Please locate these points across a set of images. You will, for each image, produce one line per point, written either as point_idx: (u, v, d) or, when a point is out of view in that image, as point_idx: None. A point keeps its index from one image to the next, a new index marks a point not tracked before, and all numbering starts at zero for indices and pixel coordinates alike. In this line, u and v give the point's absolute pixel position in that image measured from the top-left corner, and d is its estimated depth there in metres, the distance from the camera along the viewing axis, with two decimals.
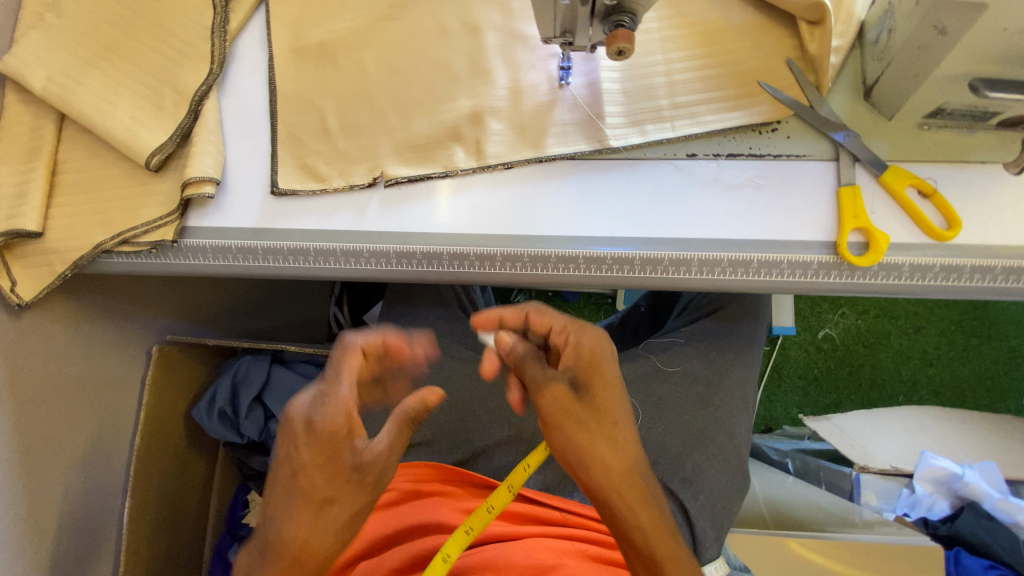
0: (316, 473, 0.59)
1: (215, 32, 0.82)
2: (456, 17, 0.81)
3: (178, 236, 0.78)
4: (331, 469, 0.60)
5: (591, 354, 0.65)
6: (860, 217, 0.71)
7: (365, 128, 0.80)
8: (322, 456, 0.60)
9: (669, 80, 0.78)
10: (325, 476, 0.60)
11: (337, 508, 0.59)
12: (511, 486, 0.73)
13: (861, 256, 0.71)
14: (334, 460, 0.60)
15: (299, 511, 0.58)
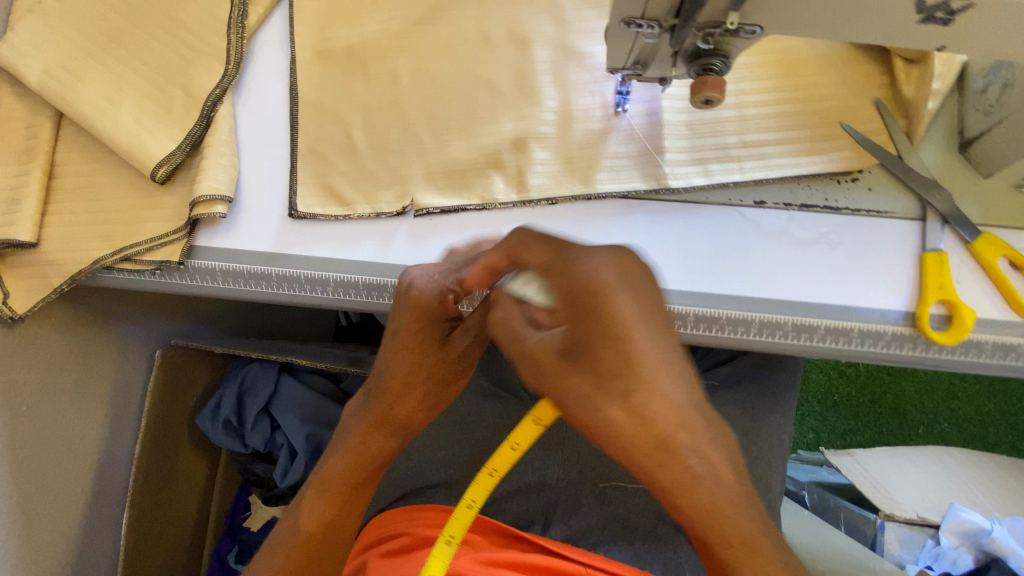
0: (348, 459, 0.61)
1: (232, 28, 0.73)
2: (503, 26, 0.72)
3: (185, 257, 0.71)
4: (372, 444, 0.60)
5: (586, 282, 0.40)
6: (943, 288, 0.64)
7: (395, 147, 0.71)
8: (378, 396, 0.59)
9: (739, 113, 0.69)
10: (362, 456, 0.61)
11: (345, 495, 0.62)
12: (493, 478, 0.63)
13: (941, 332, 0.64)
14: (377, 418, 0.59)
15: (329, 498, 0.62)
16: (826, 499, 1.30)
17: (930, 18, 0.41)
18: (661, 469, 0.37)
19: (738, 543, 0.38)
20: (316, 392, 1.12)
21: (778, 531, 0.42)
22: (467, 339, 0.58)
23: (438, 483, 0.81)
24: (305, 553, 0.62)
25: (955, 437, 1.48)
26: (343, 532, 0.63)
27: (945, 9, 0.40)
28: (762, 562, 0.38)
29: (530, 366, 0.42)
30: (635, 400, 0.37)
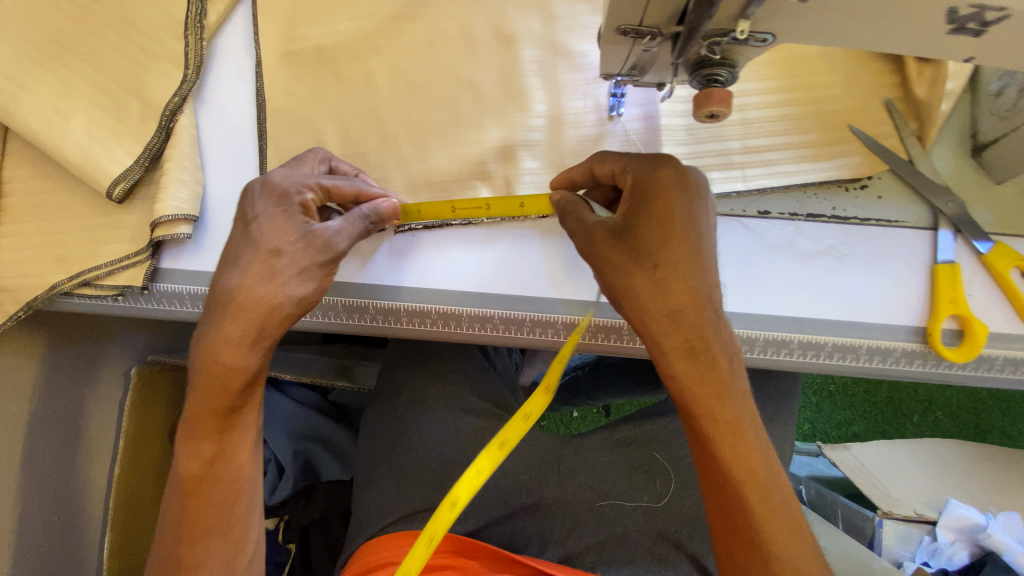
0: (206, 386, 0.54)
1: (190, 29, 0.67)
2: (486, 23, 0.67)
3: (149, 281, 0.66)
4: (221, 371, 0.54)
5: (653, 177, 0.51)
6: (956, 300, 0.60)
7: (372, 158, 0.66)
8: (227, 320, 0.54)
9: (742, 117, 0.65)
10: (216, 387, 0.54)
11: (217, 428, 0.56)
12: (456, 503, 0.54)
13: (952, 348, 0.61)
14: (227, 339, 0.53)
15: (200, 443, 0.56)
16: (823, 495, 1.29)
17: (962, 29, 0.36)
18: (664, 332, 0.50)
19: (686, 353, 0.50)
20: (301, 405, 1.07)
21: (737, 400, 0.50)
22: (343, 244, 0.57)
23: (429, 508, 0.76)
24: (189, 489, 0.56)
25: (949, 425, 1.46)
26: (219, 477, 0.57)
27: (979, 20, 0.36)
28: (716, 377, 0.49)
29: (583, 238, 0.54)
30: (660, 273, 0.49)
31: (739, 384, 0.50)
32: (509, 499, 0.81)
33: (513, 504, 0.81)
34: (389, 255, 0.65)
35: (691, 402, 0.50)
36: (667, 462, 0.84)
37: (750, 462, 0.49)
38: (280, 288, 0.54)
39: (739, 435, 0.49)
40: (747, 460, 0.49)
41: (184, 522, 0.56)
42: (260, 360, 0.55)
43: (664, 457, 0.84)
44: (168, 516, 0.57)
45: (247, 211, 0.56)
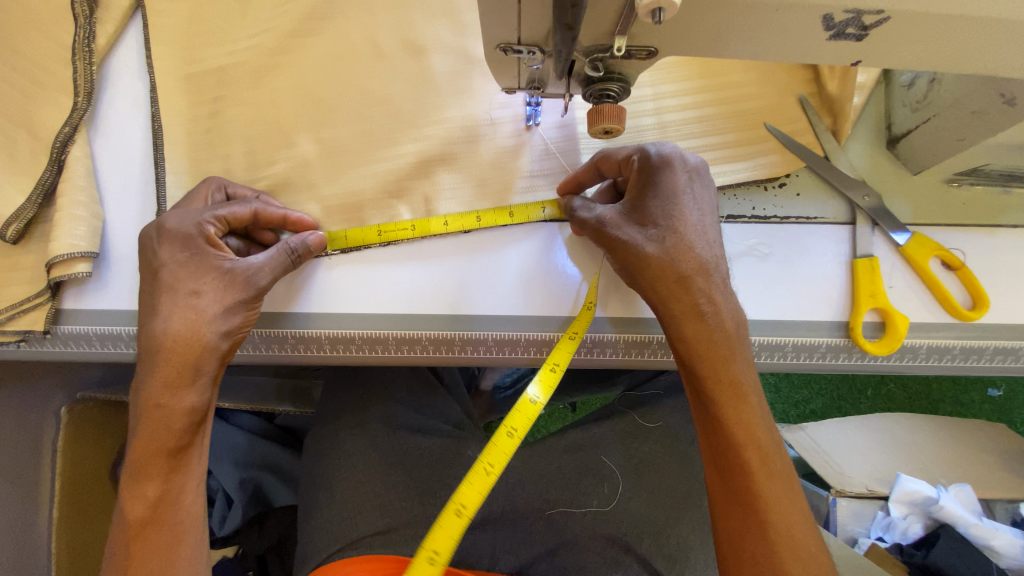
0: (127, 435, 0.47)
1: (77, 54, 0.63)
2: (395, 34, 0.64)
3: (52, 324, 0.62)
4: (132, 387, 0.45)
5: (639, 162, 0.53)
6: (875, 295, 0.61)
7: (283, 181, 0.63)
8: (163, 355, 0.52)
9: (660, 120, 0.64)
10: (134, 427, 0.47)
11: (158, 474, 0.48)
12: (462, 510, 0.55)
13: (875, 340, 0.61)
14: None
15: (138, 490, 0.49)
16: None
17: (842, 34, 0.35)
18: (671, 301, 0.52)
19: (692, 323, 0.52)
20: (247, 432, 1.01)
21: (736, 364, 0.52)
22: (267, 279, 0.56)
23: (375, 531, 0.73)
24: (132, 537, 0.51)
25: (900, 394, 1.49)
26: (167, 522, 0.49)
27: (856, 24, 0.34)
28: (714, 342, 0.51)
29: (592, 226, 0.54)
30: (669, 242, 0.52)
31: (741, 353, 0.52)
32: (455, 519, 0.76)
33: None
34: (298, 277, 0.62)
35: (698, 368, 0.51)
36: (614, 464, 0.84)
37: (749, 425, 0.50)
38: (207, 324, 0.53)
39: (743, 400, 0.51)
40: (744, 419, 0.50)
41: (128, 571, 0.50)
42: (206, 395, 0.54)
43: (612, 459, 0.84)
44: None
45: (152, 260, 0.54)
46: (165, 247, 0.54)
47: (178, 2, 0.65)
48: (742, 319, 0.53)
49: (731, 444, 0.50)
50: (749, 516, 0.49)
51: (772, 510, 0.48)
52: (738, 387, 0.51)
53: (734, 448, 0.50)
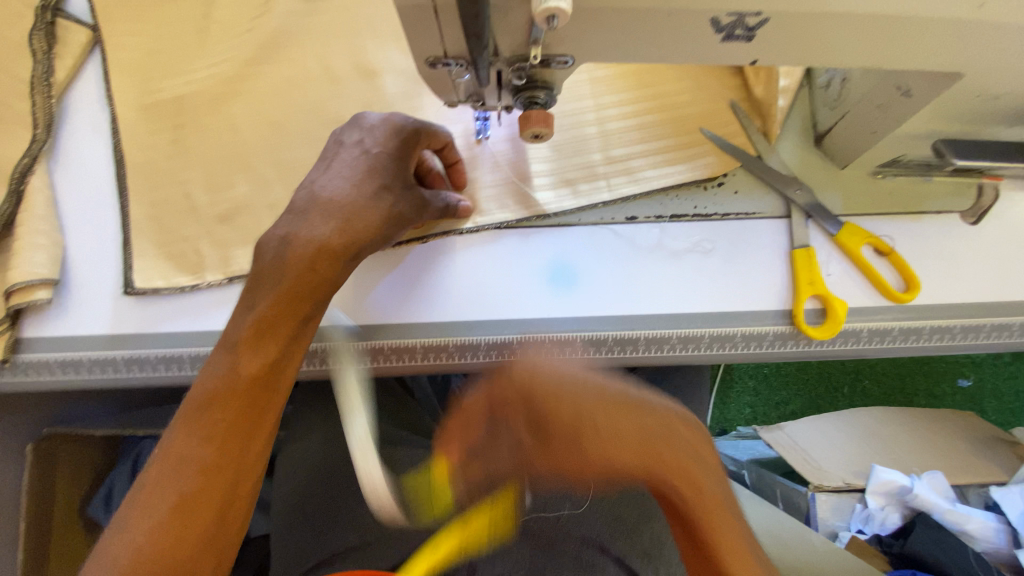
0: (227, 368, 0.55)
1: (36, 88, 0.65)
2: (347, 58, 0.67)
3: (11, 353, 0.62)
4: (274, 314, 0.55)
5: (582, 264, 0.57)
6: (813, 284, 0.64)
7: (243, 202, 0.65)
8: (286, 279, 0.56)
9: (602, 129, 0.68)
10: (246, 363, 0.55)
11: (250, 418, 0.55)
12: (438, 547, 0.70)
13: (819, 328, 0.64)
14: (291, 291, 0.56)
15: (207, 433, 0.53)
16: (761, 476, 1.32)
17: (732, 35, 0.38)
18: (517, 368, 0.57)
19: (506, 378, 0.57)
20: None
21: (626, 412, 0.54)
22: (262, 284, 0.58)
23: (351, 547, 0.74)
24: (201, 469, 0.52)
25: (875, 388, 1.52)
26: (229, 472, 0.54)
27: (743, 26, 0.37)
28: (540, 384, 0.55)
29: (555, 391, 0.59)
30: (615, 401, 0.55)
31: (623, 399, 0.54)
32: (435, 526, 0.78)
33: None
34: None
35: (544, 424, 0.54)
36: None
37: (626, 461, 0.52)
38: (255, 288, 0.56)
39: (633, 415, 0.54)
40: (592, 463, 0.52)
41: (180, 501, 0.51)
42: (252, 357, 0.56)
43: None
44: (119, 535, 0.51)
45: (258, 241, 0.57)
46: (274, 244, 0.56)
47: (137, 36, 0.67)
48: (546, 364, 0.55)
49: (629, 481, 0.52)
50: (694, 538, 0.52)
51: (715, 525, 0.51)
52: (600, 422, 0.53)
53: (656, 480, 0.53)
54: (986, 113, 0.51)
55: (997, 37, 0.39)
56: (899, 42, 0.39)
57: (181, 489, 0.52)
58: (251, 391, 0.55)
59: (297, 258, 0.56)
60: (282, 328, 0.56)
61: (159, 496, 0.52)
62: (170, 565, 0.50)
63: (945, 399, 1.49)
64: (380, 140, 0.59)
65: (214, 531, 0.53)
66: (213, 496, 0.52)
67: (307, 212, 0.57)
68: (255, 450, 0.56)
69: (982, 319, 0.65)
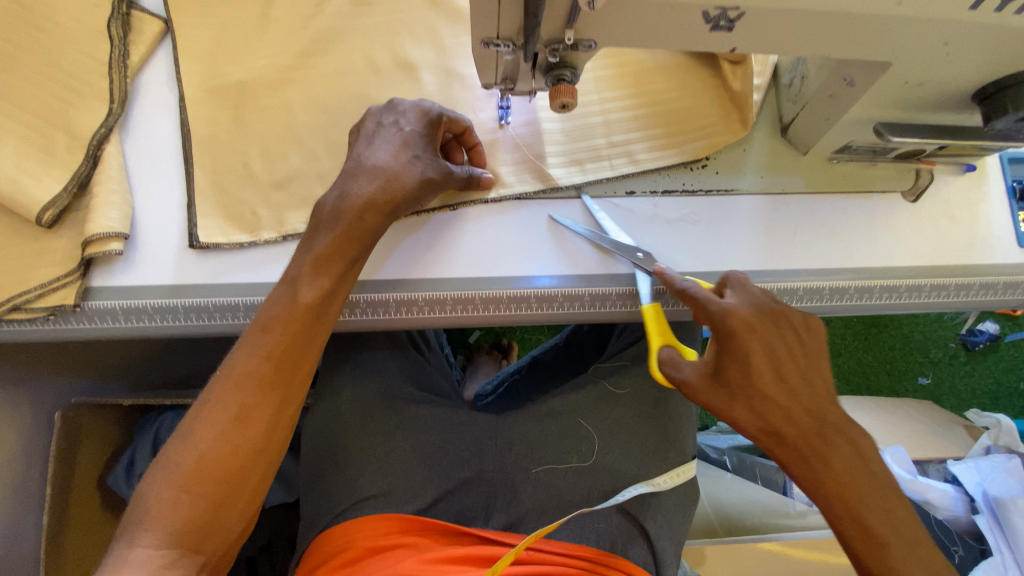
0: (286, 298, 0.64)
1: (114, 68, 0.74)
2: (387, 54, 0.79)
3: (81, 299, 0.69)
4: (328, 256, 0.64)
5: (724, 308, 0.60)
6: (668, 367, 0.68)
7: (295, 172, 0.74)
8: (341, 226, 0.64)
9: (605, 118, 0.80)
10: (301, 296, 0.64)
11: (299, 345, 0.64)
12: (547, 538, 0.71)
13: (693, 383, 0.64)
14: (344, 236, 0.65)
15: (263, 355, 0.63)
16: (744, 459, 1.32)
17: (718, 26, 0.50)
18: (702, 299, 0.62)
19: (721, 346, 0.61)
20: None
21: (764, 344, 0.60)
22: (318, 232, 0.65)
23: (377, 493, 0.81)
24: (259, 387, 0.62)
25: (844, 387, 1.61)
26: (279, 389, 0.64)
27: (726, 18, 0.49)
28: (731, 323, 0.59)
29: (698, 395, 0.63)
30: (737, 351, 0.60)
31: (766, 335, 0.60)
32: (451, 475, 0.85)
33: (456, 478, 0.85)
34: None
35: (727, 369, 0.61)
36: (591, 426, 0.91)
37: (785, 379, 0.60)
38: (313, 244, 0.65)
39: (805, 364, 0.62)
40: (771, 382, 0.60)
41: (241, 414, 0.62)
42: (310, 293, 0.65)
43: (588, 421, 0.92)
44: (186, 440, 0.61)
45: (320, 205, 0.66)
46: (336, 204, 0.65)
47: (203, 28, 0.77)
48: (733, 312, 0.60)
49: (789, 414, 0.59)
50: (807, 464, 0.59)
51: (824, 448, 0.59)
52: (765, 350, 0.60)
53: (791, 443, 0.60)
54: (913, 101, 0.64)
55: (913, 34, 0.52)
56: (841, 35, 0.52)
57: (242, 400, 0.62)
58: (304, 323, 0.64)
59: (350, 209, 0.64)
60: (332, 268, 0.65)
61: (223, 408, 0.61)
62: (231, 466, 0.61)
63: (905, 395, 1.60)
64: (413, 121, 0.68)
65: (265, 441, 0.63)
66: (267, 409, 0.63)
67: (353, 178, 0.65)
68: (301, 372, 0.66)
69: (922, 280, 0.78)
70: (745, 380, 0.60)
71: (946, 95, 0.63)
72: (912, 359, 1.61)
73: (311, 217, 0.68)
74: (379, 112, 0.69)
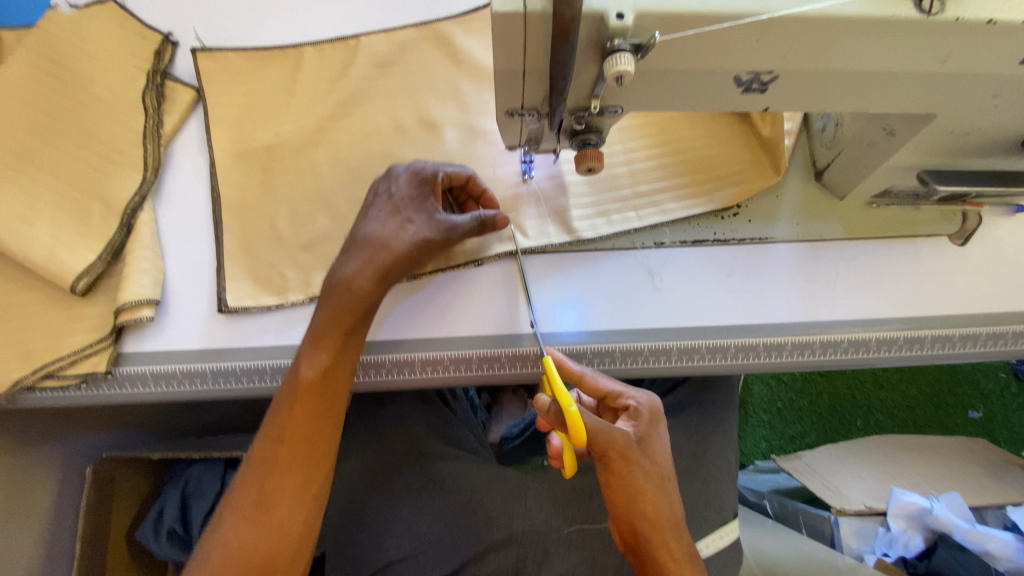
0: (291, 375, 0.64)
1: (148, 138, 0.76)
2: (412, 113, 0.79)
3: (112, 366, 0.70)
4: (324, 329, 0.64)
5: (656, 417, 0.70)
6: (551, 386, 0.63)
7: (322, 233, 0.75)
8: (336, 299, 0.65)
9: (629, 169, 0.79)
10: (301, 372, 0.63)
11: (313, 420, 0.63)
12: None
13: (560, 411, 0.62)
14: (338, 307, 0.64)
15: (278, 433, 0.62)
16: (785, 505, 1.27)
17: (750, 88, 0.49)
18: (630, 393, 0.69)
19: (608, 398, 0.69)
20: None
21: (660, 443, 0.69)
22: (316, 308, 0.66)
23: (403, 557, 0.81)
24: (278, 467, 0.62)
25: (892, 424, 1.50)
26: (300, 467, 0.63)
27: (758, 82, 0.48)
28: (653, 408, 0.70)
29: (620, 457, 0.64)
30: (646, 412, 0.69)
31: (662, 433, 0.70)
32: (479, 537, 0.81)
33: (484, 541, 0.81)
34: None
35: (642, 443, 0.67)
36: None
37: (664, 459, 0.69)
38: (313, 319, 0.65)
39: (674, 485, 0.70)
40: (657, 457, 0.68)
41: (263, 496, 0.61)
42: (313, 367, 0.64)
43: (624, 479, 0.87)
44: (215, 528, 0.61)
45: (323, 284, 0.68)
46: (331, 282, 0.66)
47: (234, 96, 0.79)
48: (659, 403, 0.71)
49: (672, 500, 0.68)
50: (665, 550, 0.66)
51: (633, 475, 0.64)
52: (664, 445, 0.70)
53: (621, 463, 0.64)
54: (959, 148, 0.61)
55: (960, 88, 0.49)
56: (881, 92, 0.50)
57: (262, 485, 0.61)
58: (310, 397, 0.63)
59: (343, 280, 0.65)
60: (333, 341, 0.64)
61: (245, 493, 0.62)
62: (256, 551, 0.60)
63: (957, 431, 1.50)
64: (404, 185, 0.70)
65: (288, 523, 0.61)
66: (290, 488, 0.62)
67: (347, 251, 0.67)
68: (321, 447, 0.64)
69: (978, 329, 0.73)
70: (654, 471, 0.67)
71: (996, 143, 0.60)
72: (962, 391, 1.52)
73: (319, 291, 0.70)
74: (378, 181, 0.71)
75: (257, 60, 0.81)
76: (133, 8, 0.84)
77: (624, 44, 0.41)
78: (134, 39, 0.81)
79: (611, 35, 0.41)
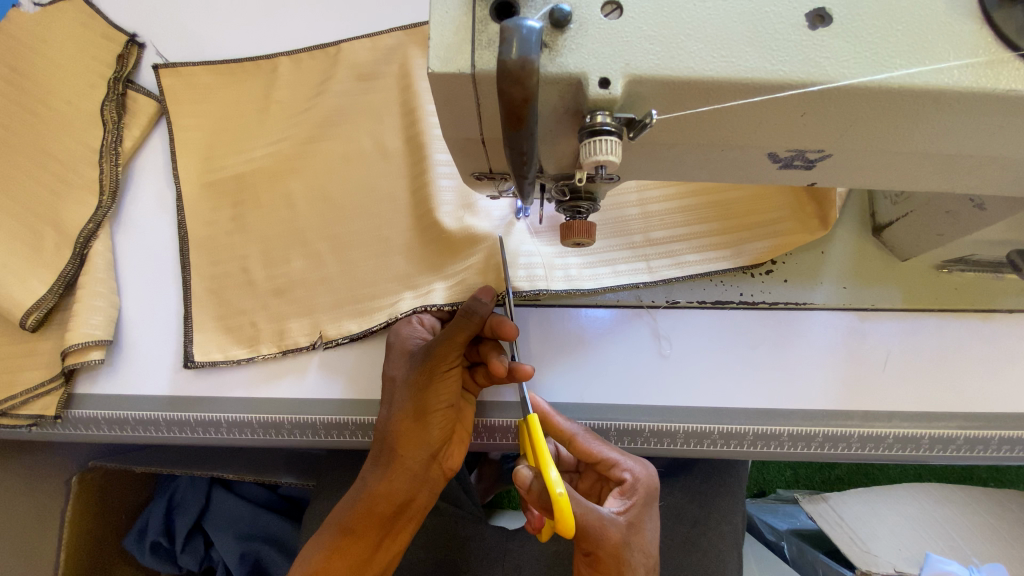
0: (403, 403, 0.57)
1: (105, 157, 0.69)
2: (396, 134, 0.68)
3: (63, 409, 0.63)
4: (443, 367, 0.56)
5: (649, 493, 0.60)
6: (536, 457, 0.51)
7: (291, 274, 0.67)
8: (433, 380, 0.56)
9: (643, 211, 0.66)
10: (411, 405, 0.56)
11: (441, 446, 0.59)
12: None
13: (543, 492, 0.48)
14: (456, 350, 0.55)
15: (383, 482, 0.59)
16: (803, 551, 0.94)
17: (791, 164, 0.36)
18: (623, 461, 0.59)
19: (600, 466, 0.59)
20: (252, 503, 1.02)
21: (649, 527, 0.60)
22: (395, 361, 0.59)
23: None
24: (391, 482, 0.59)
25: (951, 468, 1.24)
26: (435, 482, 0.61)
27: (802, 159, 0.36)
28: (645, 485, 0.60)
29: (610, 551, 0.54)
30: (641, 489, 0.59)
31: (650, 511, 0.61)
32: None
33: None
34: (324, 362, 0.64)
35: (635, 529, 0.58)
36: None
37: (650, 544, 0.60)
38: (405, 366, 0.58)
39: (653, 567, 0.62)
40: (646, 543, 0.59)
41: (375, 512, 0.59)
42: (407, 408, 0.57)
43: None
44: (319, 543, 0.60)
45: (404, 348, 0.60)
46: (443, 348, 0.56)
47: (204, 114, 0.72)
48: (654, 474, 0.62)
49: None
50: None
51: None
52: (652, 523, 0.61)
53: (611, 564, 0.55)
54: None
55: None
56: (974, 174, 0.36)
57: (373, 498, 0.59)
58: (425, 425, 0.57)
59: (448, 374, 0.57)
60: (458, 367, 0.57)
61: (355, 503, 0.60)
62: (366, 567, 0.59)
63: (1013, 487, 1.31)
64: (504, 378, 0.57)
65: (401, 534, 0.61)
66: (424, 501, 0.61)
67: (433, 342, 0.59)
68: (436, 464, 0.60)
69: None
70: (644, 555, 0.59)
71: None
72: None
73: (417, 327, 0.62)
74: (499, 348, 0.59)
75: (232, 74, 0.73)
76: (100, 6, 0.76)
77: (608, 121, 0.30)
78: (99, 42, 0.73)
79: (591, 107, 0.30)
